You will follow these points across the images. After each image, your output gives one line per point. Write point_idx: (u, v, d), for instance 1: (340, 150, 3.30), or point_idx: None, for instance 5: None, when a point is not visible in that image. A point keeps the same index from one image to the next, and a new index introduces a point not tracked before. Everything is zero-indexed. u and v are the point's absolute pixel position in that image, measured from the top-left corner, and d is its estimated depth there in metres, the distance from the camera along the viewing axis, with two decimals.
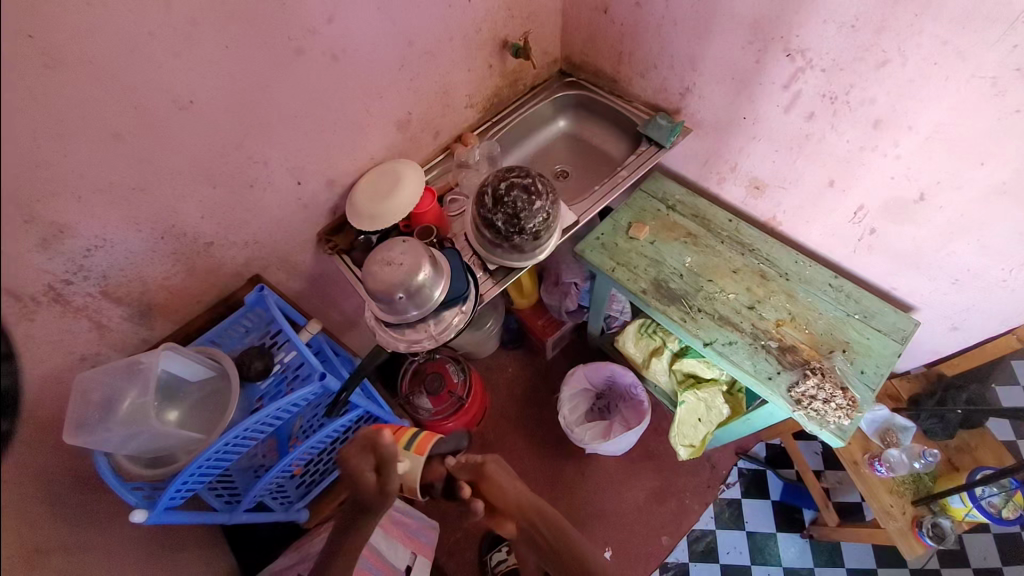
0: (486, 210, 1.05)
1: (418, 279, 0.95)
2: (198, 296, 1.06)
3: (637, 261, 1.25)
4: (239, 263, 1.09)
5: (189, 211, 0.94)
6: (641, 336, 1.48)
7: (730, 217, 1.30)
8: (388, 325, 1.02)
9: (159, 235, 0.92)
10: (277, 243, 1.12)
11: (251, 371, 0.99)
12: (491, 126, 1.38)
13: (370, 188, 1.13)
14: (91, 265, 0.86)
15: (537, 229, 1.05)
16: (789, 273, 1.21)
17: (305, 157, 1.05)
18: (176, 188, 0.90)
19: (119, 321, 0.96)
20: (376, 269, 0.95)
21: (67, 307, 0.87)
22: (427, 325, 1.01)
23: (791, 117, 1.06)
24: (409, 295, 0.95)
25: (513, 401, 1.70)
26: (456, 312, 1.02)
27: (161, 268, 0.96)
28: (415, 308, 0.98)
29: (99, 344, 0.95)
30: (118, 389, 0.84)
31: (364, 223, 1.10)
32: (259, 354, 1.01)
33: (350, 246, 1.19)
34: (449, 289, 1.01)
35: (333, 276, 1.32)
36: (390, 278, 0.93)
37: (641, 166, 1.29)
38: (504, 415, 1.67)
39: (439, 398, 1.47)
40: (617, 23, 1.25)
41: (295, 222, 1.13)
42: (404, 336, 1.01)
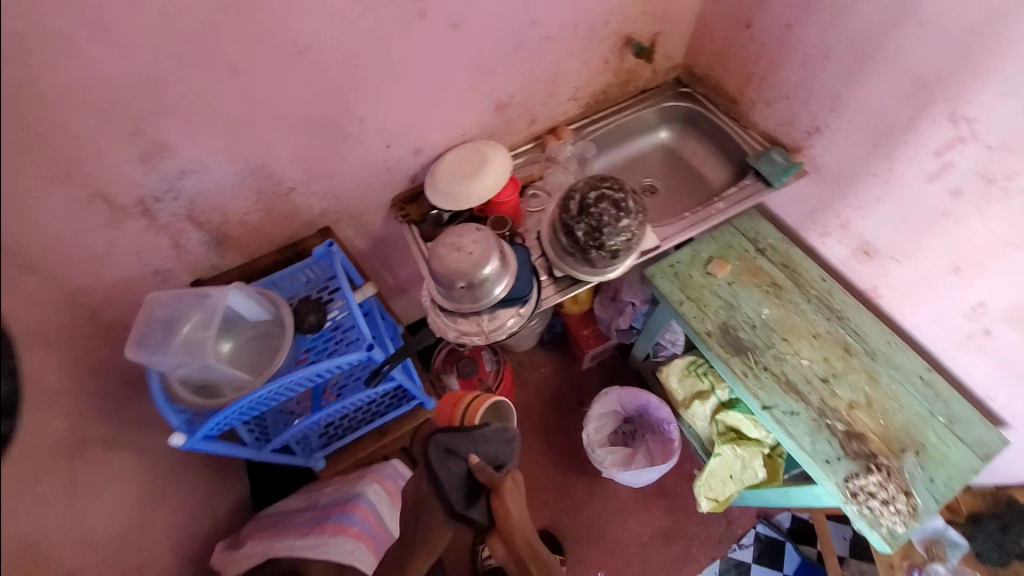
0: (568, 216, 0.97)
1: (483, 272, 0.91)
2: (271, 235, 1.08)
3: (709, 299, 1.17)
4: (314, 213, 1.09)
5: (283, 153, 0.94)
6: (687, 373, 1.41)
7: (824, 276, 1.19)
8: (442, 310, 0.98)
9: (250, 171, 0.93)
10: (353, 200, 1.11)
11: (306, 324, 0.98)
12: (589, 123, 1.31)
13: (455, 166, 1.09)
14: (181, 187, 0.88)
15: (617, 248, 0.96)
16: (877, 353, 1.11)
17: (401, 121, 1.02)
18: (276, 130, 0.90)
19: (196, 245, 0.99)
20: (444, 252, 0.92)
21: (153, 222, 0.90)
22: (480, 320, 0.97)
23: (932, 188, 0.94)
24: (471, 289, 0.92)
25: (538, 403, 1.69)
26: (513, 313, 0.98)
27: (243, 204, 0.98)
28: (473, 302, 0.94)
29: (173, 262, 0.99)
30: (181, 313, 0.87)
31: (442, 201, 1.06)
32: (315, 308, 1.00)
33: (422, 219, 1.16)
34: (512, 288, 0.97)
35: (397, 243, 1.31)
36: (456, 265, 0.90)
37: (741, 201, 1.18)
38: (527, 413, 1.67)
39: (469, 382, 1.51)
40: (756, 42, 1.15)
41: (376, 183, 1.11)
42: (455, 324, 0.98)
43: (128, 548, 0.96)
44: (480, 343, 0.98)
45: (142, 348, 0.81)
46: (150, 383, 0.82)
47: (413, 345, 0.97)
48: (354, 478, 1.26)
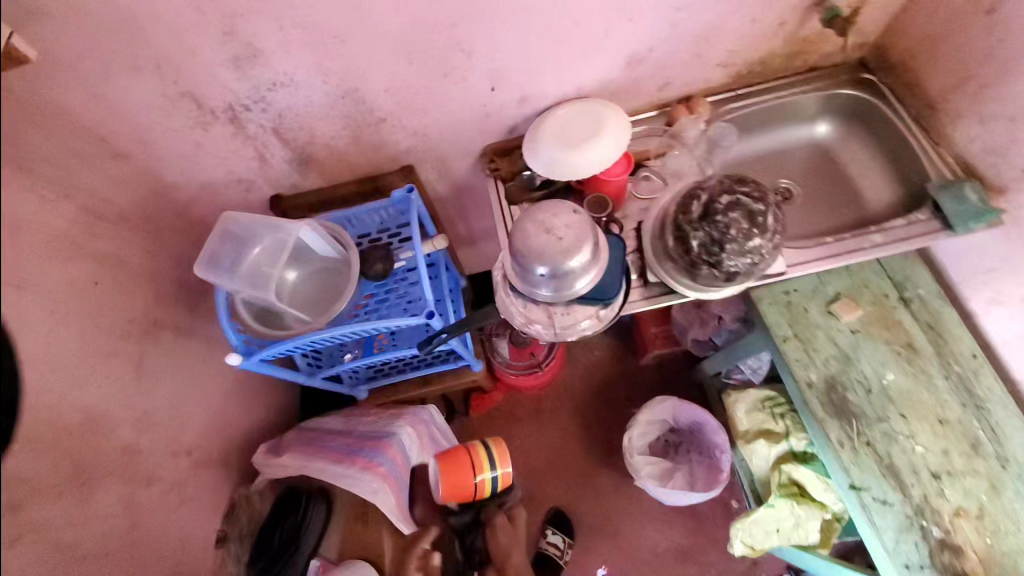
0: (685, 220, 0.80)
1: (568, 263, 0.79)
2: (353, 165, 1.02)
3: (821, 343, 1.00)
4: (400, 149, 1.00)
5: (377, 79, 0.84)
6: (759, 409, 1.26)
7: (976, 352, 0.98)
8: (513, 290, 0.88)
9: (341, 93, 0.85)
10: (441, 143, 1.01)
11: (371, 273, 0.92)
12: (733, 98, 1.07)
13: (565, 126, 0.92)
14: (271, 100, 0.83)
15: (734, 271, 0.79)
16: (1009, 461, 0.91)
17: (513, 63, 0.87)
18: (374, 50, 0.79)
19: (280, 161, 0.96)
20: (531, 231, 0.80)
21: (241, 131, 0.88)
22: (553, 312, 0.87)
23: None
24: (551, 279, 0.81)
25: (583, 384, 1.63)
26: (590, 312, 0.86)
27: (330, 126, 0.91)
28: (551, 292, 0.83)
29: (257, 174, 0.98)
30: (255, 235, 0.84)
31: (539, 164, 0.91)
32: (383, 257, 0.92)
33: (511, 177, 1.05)
34: (597, 287, 0.84)
35: (478, 196, 1.21)
36: (541, 249, 0.79)
37: (906, 239, 0.94)
38: (569, 391, 1.63)
39: (520, 352, 1.45)
40: (995, 32, 0.84)
41: (470, 128, 1.00)
42: (524, 309, 0.88)
43: (186, 429, 1.05)
44: (547, 336, 0.89)
45: (212, 266, 0.80)
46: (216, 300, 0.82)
47: (476, 320, 0.90)
48: (390, 414, 1.27)
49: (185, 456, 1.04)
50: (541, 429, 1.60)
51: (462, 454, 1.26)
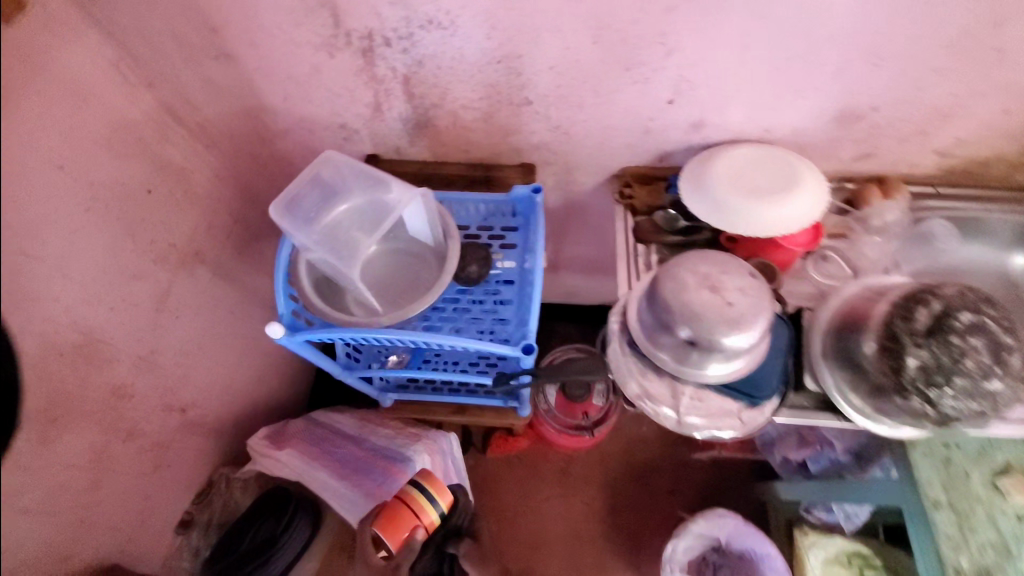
0: (901, 329, 0.61)
1: (731, 339, 0.59)
2: (471, 145, 0.87)
3: (982, 527, 0.77)
4: (531, 142, 0.85)
5: (546, 52, 0.69)
6: (838, 561, 1.07)
7: None
8: (635, 350, 0.68)
9: (497, 57, 0.70)
10: (578, 148, 0.85)
11: (462, 274, 0.74)
12: (935, 196, 0.87)
13: (742, 168, 0.75)
14: (416, 42, 0.69)
15: (948, 412, 0.59)
16: None
17: (709, 78, 0.71)
18: (559, 15, 0.64)
19: (394, 116, 0.82)
20: (688, 283, 0.60)
21: (368, 69, 0.73)
22: (678, 392, 0.66)
23: None
24: (701, 353, 0.61)
25: (620, 459, 1.40)
26: (731, 408, 0.65)
27: (467, 92, 0.76)
28: (690, 368, 0.63)
29: (364, 124, 0.83)
30: (349, 189, 0.68)
31: (702, 206, 0.74)
32: (481, 258, 0.75)
33: (645, 212, 0.87)
34: (745, 378, 0.65)
35: (587, 220, 1.04)
36: (701, 311, 0.59)
37: None
38: (603, 462, 1.40)
39: (570, 410, 1.24)
40: None
41: (618, 141, 0.83)
42: (641, 377, 0.68)
43: (187, 384, 0.88)
44: (665, 422, 0.67)
45: (290, 209, 0.66)
46: (279, 254, 0.67)
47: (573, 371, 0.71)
48: (412, 433, 1.08)
49: (176, 415, 0.87)
50: (560, 495, 1.37)
51: (399, 520, 0.77)
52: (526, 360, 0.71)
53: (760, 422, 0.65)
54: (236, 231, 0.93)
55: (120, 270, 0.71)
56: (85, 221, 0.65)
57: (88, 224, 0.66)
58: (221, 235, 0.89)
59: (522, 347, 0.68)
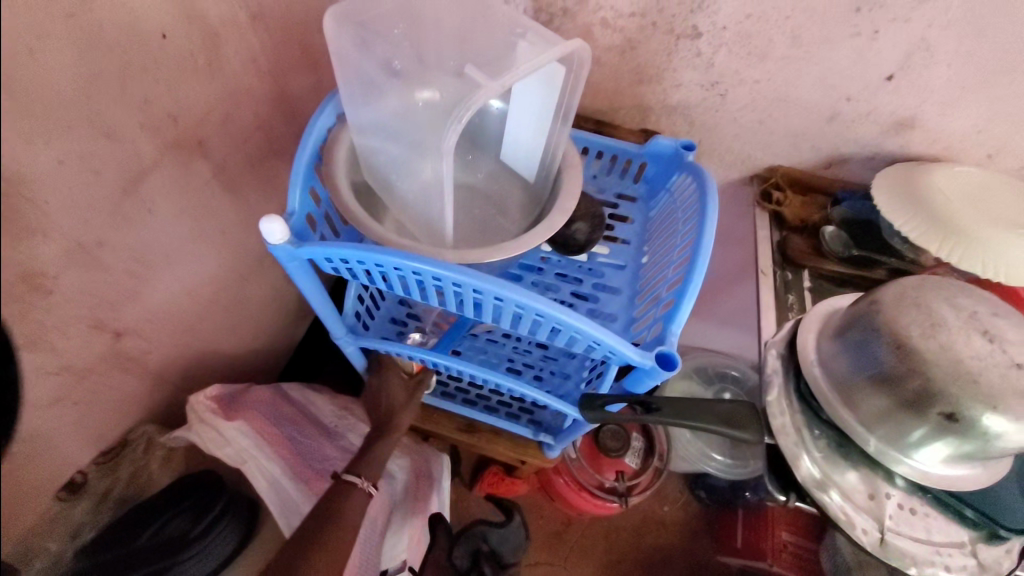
0: None
1: (1013, 422, 0.36)
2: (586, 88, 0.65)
3: None
4: (668, 102, 0.64)
5: None
6: None
7: None
8: (810, 410, 0.45)
9: None
10: (726, 123, 0.64)
11: (565, 236, 0.52)
12: None
13: (968, 191, 0.55)
14: None
15: None
16: None
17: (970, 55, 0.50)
18: None
19: None
20: (948, 317, 0.38)
21: None
22: (874, 488, 0.43)
23: None
24: (947, 436, 0.39)
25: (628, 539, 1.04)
26: (959, 537, 0.42)
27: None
28: (910, 454, 0.41)
29: None
30: (449, 45, 0.45)
31: (913, 228, 0.53)
32: (595, 221, 0.52)
33: (795, 224, 0.64)
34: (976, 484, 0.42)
35: None
36: (974, 369, 0.36)
37: None
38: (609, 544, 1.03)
39: (598, 460, 0.96)
40: None
41: (784, 126, 0.62)
42: (812, 451, 0.44)
43: (135, 307, 0.62)
44: (857, 540, 0.42)
45: (361, 36, 0.43)
46: (315, 120, 0.46)
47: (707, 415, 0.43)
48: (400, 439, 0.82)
49: (104, 354, 0.61)
50: (541, 566, 1.02)
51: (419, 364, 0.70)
52: (649, 380, 0.42)
53: (1003, 570, 0.42)
54: (257, 135, 0.69)
55: (92, 119, 0.47)
56: (61, 28, 0.42)
57: (65, 36, 0.43)
58: (238, 130, 0.65)
59: (655, 357, 0.41)
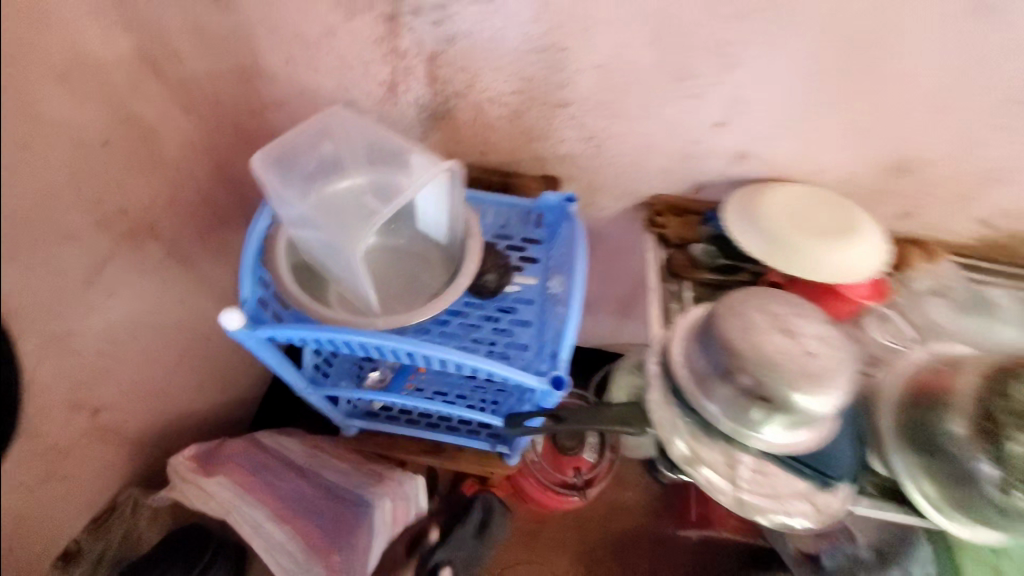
0: (1004, 414, 0.50)
1: (816, 397, 0.48)
2: (488, 148, 0.78)
3: None
4: (560, 154, 0.77)
5: (596, 49, 0.63)
6: None
7: None
8: (681, 401, 0.56)
9: (540, 47, 0.63)
10: (610, 168, 0.78)
11: (477, 283, 0.63)
12: (968, 268, 0.81)
13: (794, 207, 0.69)
14: (454, 15, 0.61)
15: None
16: None
17: (765, 107, 0.66)
18: (618, 11, 0.58)
19: (409, 101, 0.73)
20: (758, 324, 0.51)
21: (391, 40, 0.65)
22: (732, 458, 0.55)
23: None
24: (777, 413, 0.50)
25: (598, 526, 1.16)
26: (801, 488, 0.54)
27: (499, 83, 0.69)
28: (760, 430, 0.52)
29: (373, 105, 0.74)
30: (354, 156, 0.57)
31: (748, 242, 0.67)
32: (503, 269, 0.64)
33: (678, 243, 0.78)
34: (811, 446, 0.53)
35: (602, 249, 0.94)
36: (778, 360, 0.48)
37: None
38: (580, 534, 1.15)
39: (559, 459, 1.08)
40: None
41: (656, 164, 0.76)
42: (683, 437, 0.56)
43: (108, 382, 0.68)
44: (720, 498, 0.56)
45: (283, 166, 0.55)
46: (256, 223, 0.56)
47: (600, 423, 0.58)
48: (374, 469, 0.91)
49: (84, 429, 0.66)
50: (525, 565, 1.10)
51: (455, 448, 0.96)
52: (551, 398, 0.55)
53: (833, 509, 0.55)
54: (205, 214, 0.77)
55: (51, 228, 0.52)
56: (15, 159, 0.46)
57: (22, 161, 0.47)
58: (186, 212, 0.73)
59: (550, 379, 0.53)
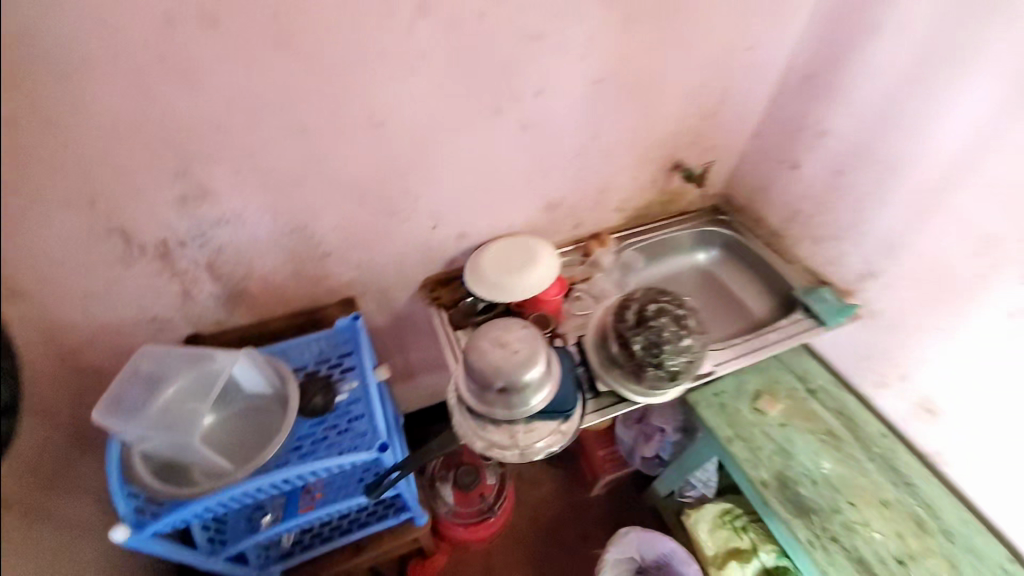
0: (624, 327, 0.87)
1: (528, 372, 0.79)
2: (287, 299, 1.01)
3: (761, 442, 1.04)
4: (343, 281, 1.03)
5: (325, 218, 0.91)
6: (721, 525, 1.23)
7: (885, 432, 1.07)
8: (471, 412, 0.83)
9: (286, 229, 0.90)
10: (384, 275, 1.07)
11: (308, 407, 0.82)
12: (631, 236, 1.28)
13: (502, 255, 1.04)
14: (212, 235, 0.84)
15: (676, 369, 0.85)
16: (954, 533, 0.96)
17: (453, 206, 1.01)
18: (325, 194, 0.88)
19: (206, 296, 0.93)
20: (485, 346, 0.80)
21: (170, 266, 0.85)
22: (514, 430, 0.82)
23: (1011, 350, 0.86)
24: (516, 392, 0.80)
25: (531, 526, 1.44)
26: (558, 426, 0.84)
27: (270, 260, 0.93)
28: (515, 405, 0.81)
29: (177, 311, 0.92)
30: (175, 371, 0.75)
31: (482, 289, 1.02)
32: (324, 388, 0.85)
33: (451, 304, 1.10)
34: (553, 397, 0.84)
35: (415, 325, 1.22)
36: (499, 363, 0.78)
37: (792, 336, 1.10)
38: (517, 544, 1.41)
39: (466, 496, 1.30)
40: (805, 183, 1.15)
41: (412, 260, 1.07)
42: (483, 434, 0.83)
43: None
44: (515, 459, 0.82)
45: (117, 405, 0.70)
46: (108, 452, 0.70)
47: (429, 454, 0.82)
48: None
49: None
50: None
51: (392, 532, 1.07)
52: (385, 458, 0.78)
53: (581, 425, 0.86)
54: None
55: None
56: None
57: None
58: None
59: (377, 446, 0.77)
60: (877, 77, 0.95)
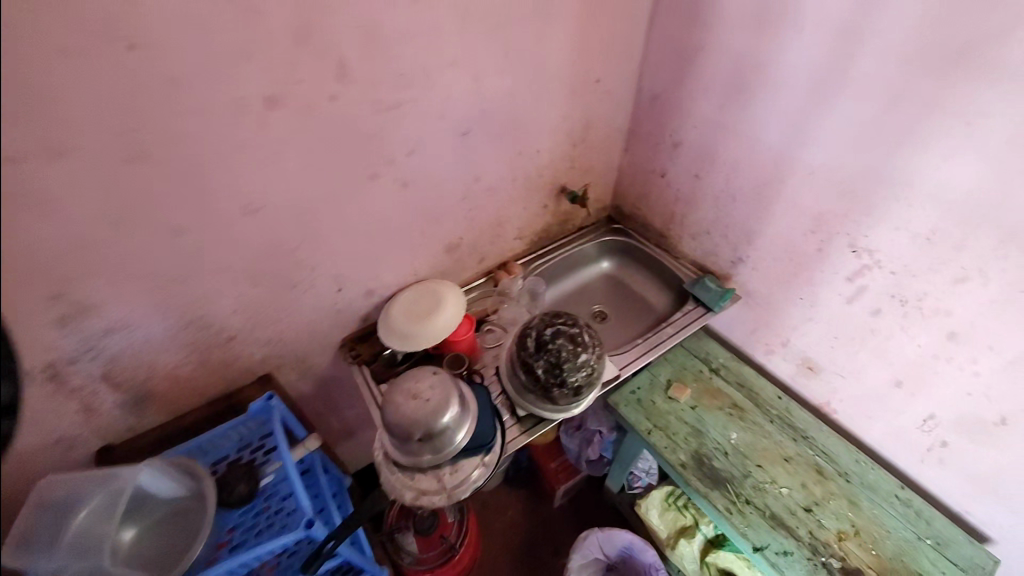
0: (527, 353, 0.95)
1: (443, 417, 0.84)
2: (201, 389, 1.01)
3: (676, 427, 1.14)
4: (256, 359, 1.04)
5: (223, 304, 0.92)
6: (668, 508, 1.33)
7: (780, 394, 1.21)
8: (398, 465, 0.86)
9: (183, 324, 0.90)
10: (298, 344, 1.08)
11: (233, 496, 0.84)
12: (535, 259, 1.37)
13: (409, 305, 1.09)
14: (103, 347, 0.82)
15: (578, 384, 0.93)
16: (849, 473, 1.09)
17: (353, 266, 1.05)
18: (217, 283, 0.89)
19: (110, 406, 0.90)
20: (399, 401, 0.83)
21: (62, 387, 0.82)
22: (441, 473, 0.87)
23: (853, 307, 1.00)
24: (436, 437, 0.84)
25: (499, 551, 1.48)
26: (483, 460, 0.89)
27: (174, 356, 0.93)
28: (437, 450, 0.85)
29: (80, 428, 0.89)
30: (81, 496, 0.73)
31: (395, 341, 1.05)
32: (246, 475, 0.86)
33: (372, 358, 1.13)
34: (473, 433, 0.89)
35: (344, 384, 1.24)
36: (414, 415, 0.82)
37: (687, 325, 1.23)
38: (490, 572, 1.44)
39: (428, 541, 1.31)
40: (673, 186, 1.28)
41: (324, 324, 1.10)
42: (413, 484, 0.86)
43: None
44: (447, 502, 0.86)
45: None
46: None
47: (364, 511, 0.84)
48: None
49: None
50: None
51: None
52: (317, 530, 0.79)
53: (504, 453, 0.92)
54: None
55: None
56: None
57: None
58: None
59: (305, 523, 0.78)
60: (704, 93, 1.10)
